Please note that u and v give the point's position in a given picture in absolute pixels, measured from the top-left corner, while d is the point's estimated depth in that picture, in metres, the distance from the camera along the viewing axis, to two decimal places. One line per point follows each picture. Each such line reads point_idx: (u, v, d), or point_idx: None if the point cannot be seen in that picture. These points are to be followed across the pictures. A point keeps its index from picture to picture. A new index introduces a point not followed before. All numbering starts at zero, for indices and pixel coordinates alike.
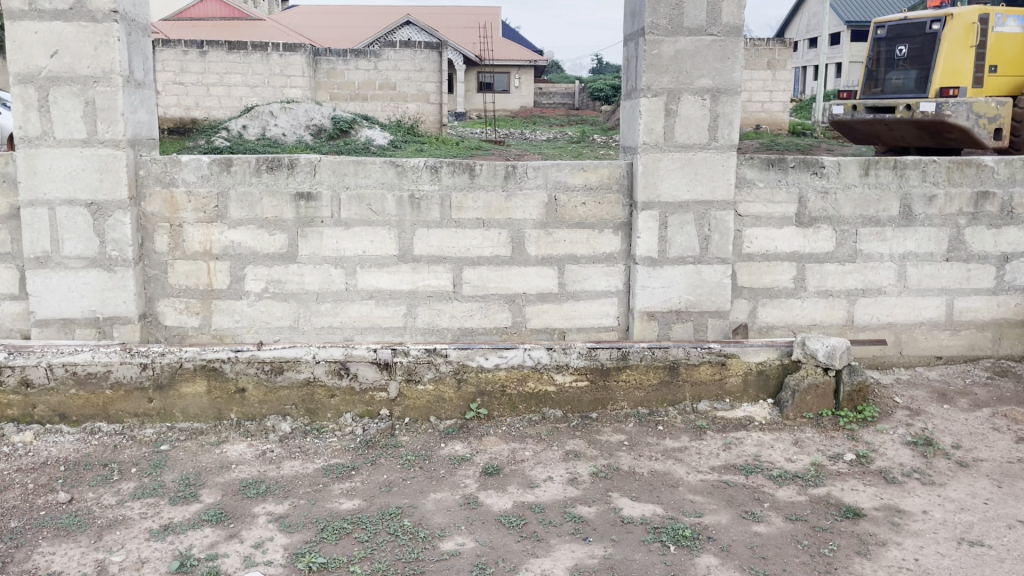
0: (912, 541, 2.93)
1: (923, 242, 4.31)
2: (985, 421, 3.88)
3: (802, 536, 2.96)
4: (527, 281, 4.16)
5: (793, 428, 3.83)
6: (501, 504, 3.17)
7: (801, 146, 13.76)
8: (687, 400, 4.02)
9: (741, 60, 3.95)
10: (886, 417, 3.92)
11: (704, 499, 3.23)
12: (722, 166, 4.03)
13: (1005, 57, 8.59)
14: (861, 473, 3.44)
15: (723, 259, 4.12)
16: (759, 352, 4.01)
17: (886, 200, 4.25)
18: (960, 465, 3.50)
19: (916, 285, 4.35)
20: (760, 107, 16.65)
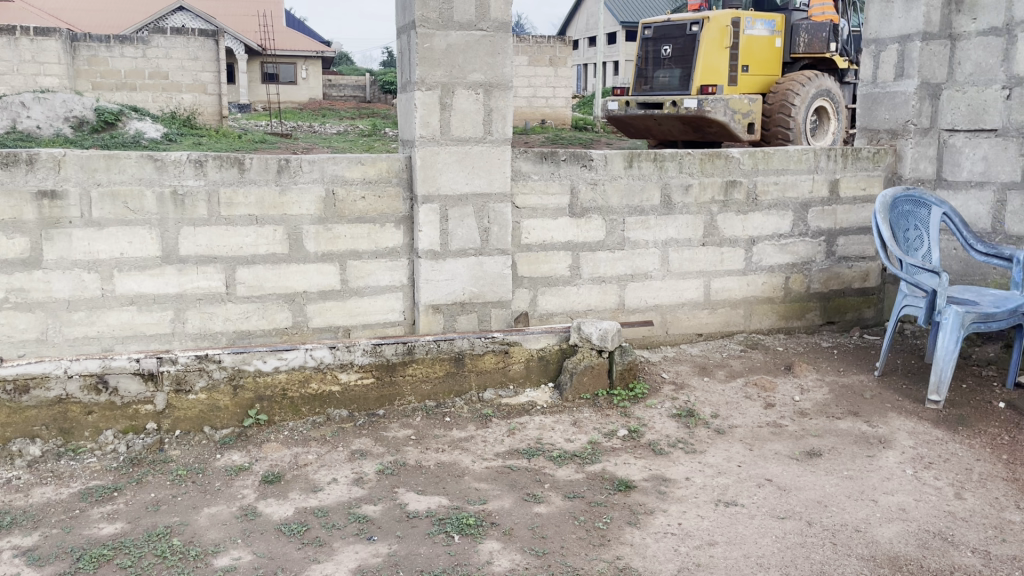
0: (677, 507, 3.16)
1: (682, 229, 4.66)
2: (739, 390, 4.26)
3: (579, 512, 3.10)
4: (307, 278, 4.03)
5: (572, 410, 4.00)
6: (281, 511, 3.05)
7: (583, 140, 14.39)
8: (473, 390, 4.08)
9: (510, 55, 4.05)
10: (655, 393, 4.19)
11: (488, 486, 3.29)
12: (497, 159, 4.12)
13: (754, 58, 9.57)
14: (633, 447, 3.66)
15: (503, 250, 4.22)
16: (540, 339, 4.16)
17: (648, 190, 4.54)
18: (718, 433, 3.82)
19: (678, 268, 4.69)
20: (545, 102, 17.24)
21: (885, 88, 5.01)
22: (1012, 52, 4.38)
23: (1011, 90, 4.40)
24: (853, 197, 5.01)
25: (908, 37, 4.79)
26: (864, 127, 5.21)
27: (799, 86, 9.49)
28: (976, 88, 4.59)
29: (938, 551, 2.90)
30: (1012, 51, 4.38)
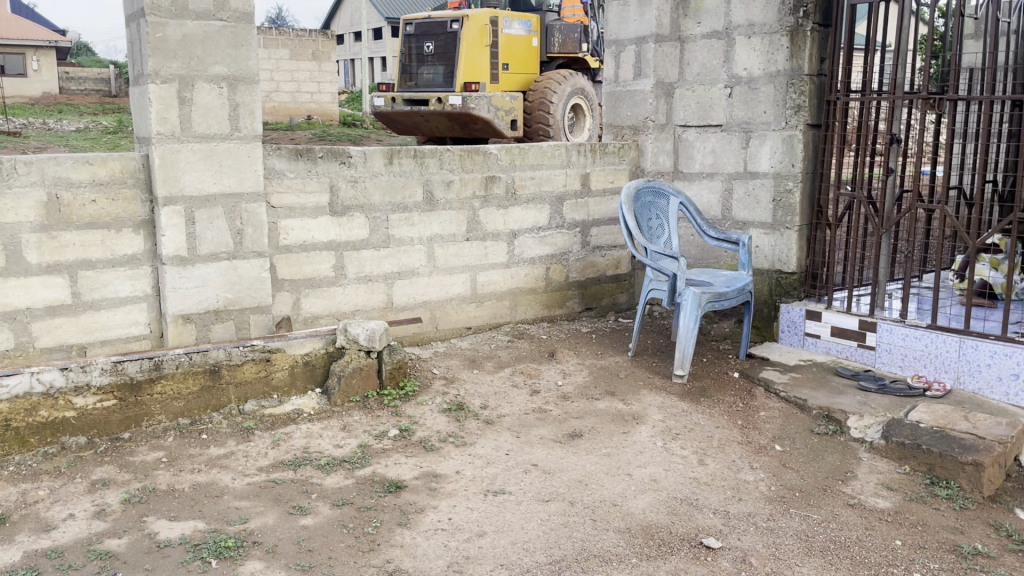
0: (446, 502, 3.18)
1: (446, 224, 4.69)
2: (507, 379, 4.37)
3: (348, 519, 3.02)
4: (30, 293, 3.59)
5: (341, 414, 3.88)
6: (4, 559, 2.69)
7: (351, 137, 14.13)
8: (233, 403, 3.85)
9: (254, 48, 3.85)
10: (425, 389, 4.18)
11: (250, 503, 3.11)
12: (247, 157, 3.91)
13: (512, 56, 9.91)
14: (403, 446, 3.62)
15: (259, 252, 4.01)
16: (304, 343, 4.02)
17: (410, 186, 4.52)
18: (487, 423, 3.88)
19: (443, 264, 4.72)
20: (309, 97, 16.74)
21: (625, 87, 5.31)
22: (732, 54, 4.77)
23: (732, 89, 4.80)
24: (602, 189, 5.31)
25: (644, 39, 5.14)
26: (610, 123, 5.48)
27: (556, 83, 10.00)
28: (702, 87, 4.95)
29: (685, 516, 3.14)
30: (731, 53, 4.78)
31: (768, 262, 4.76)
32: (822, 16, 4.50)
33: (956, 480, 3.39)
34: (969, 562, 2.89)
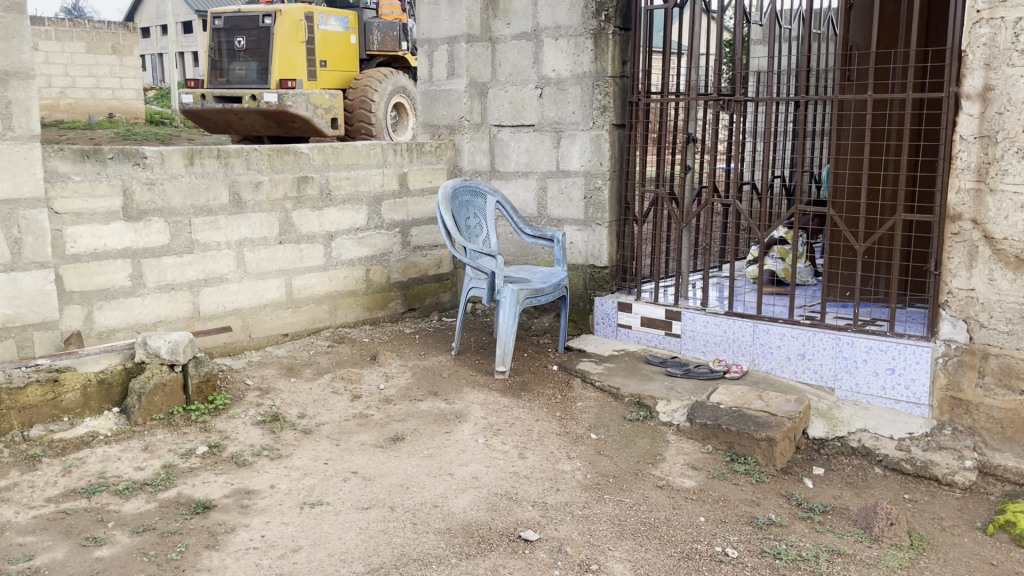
0: (259, 519, 3.04)
1: (255, 227, 4.50)
2: (326, 386, 4.24)
3: (149, 546, 2.82)
4: None
5: (143, 434, 3.62)
6: None
7: (158, 137, 13.26)
8: (15, 430, 3.49)
9: (28, 40, 3.52)
10: (238, 401, 3.98)
11: (36, 538, 2.84)
12: (24, 159, 3.57)
13: (330, 54, 9.70)
14: (213, 463, 3.43)
15: (42, 263, 3.67)
16: (98, 360, 3.74)
17: (214, 188, 4.30)
18: (304, 433, 3.76)
19: (254, 269, 4.52)
20: (110, 94, 15.58)
21: (440, 87, 5.32)
22: (540, 55, 4.88)
23: (542, 89, 4.91)
24: (421, 188, 5.30)
25: (456, 39, 5.17)
26: (426, 122, 5.47)
27: (376, 82, 9.92)
28: (514, 87, 5.03)
29: (504, 511, 3.18)
30: (540, 54, 4.88)
31: (582, 257, 4.92)
32: (622, 20, 4.69)
33: (753, 455, 3.64)
34: (765, 532, 3.11)
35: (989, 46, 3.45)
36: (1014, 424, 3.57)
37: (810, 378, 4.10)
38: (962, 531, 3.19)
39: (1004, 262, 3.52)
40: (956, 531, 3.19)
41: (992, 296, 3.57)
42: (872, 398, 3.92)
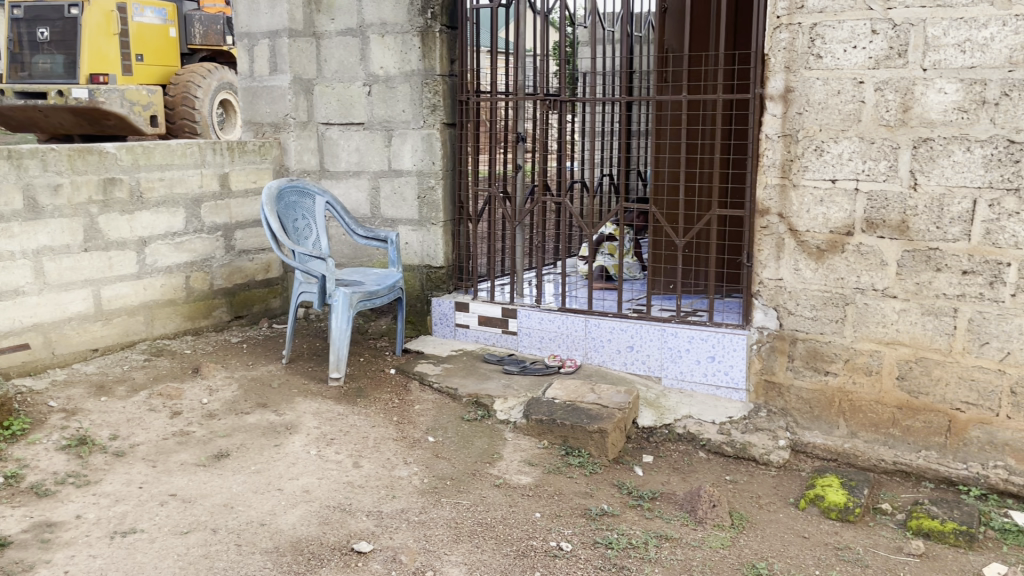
0: (62, 554, 2.77)
1: (56, 234, 4.12)
2: (142, 404, 3.95)
3: None
4: None
5: None
6: None
7: None
8: None
9: None
10: (39, 425, 3.63)
11: None
12: None
13: (146, 46, 9.10)
14: (8, 496, 3.10)
15: None
16: None
17: (5, 192, 3.91)
18: (116, 456, 3.47)
19: (56, 279, 4.14)
20: None
21: (262, 83, 5.08)
22: (367, 52, 4.76)
23: (370, 87, 4.79)
24: (244, 189, 5.05)
25: (277, 33, 4.95)
26: (249, 120, 5.21)
27: (201, 78, 9.45)
28: (341, 84, 4.88)
29: (336, 524, 3.07)
30: (366, 51, 4.77)
31: (417, 258, 4.85)
32: (448, 18, 4.67)
33: (586, 448, 3.70)
34: (597, 523, 3.17)
35: (788, 50, 3.68)
36: (821, 403, 3.84)
37: (639, 369, 4.23)
38: (777, 508, 3.38)
39: (807, 253, 3.77)
40: (772, 507, 3.38)
41: (798, 284, 3.81)
42: (695, 385, 4.11)
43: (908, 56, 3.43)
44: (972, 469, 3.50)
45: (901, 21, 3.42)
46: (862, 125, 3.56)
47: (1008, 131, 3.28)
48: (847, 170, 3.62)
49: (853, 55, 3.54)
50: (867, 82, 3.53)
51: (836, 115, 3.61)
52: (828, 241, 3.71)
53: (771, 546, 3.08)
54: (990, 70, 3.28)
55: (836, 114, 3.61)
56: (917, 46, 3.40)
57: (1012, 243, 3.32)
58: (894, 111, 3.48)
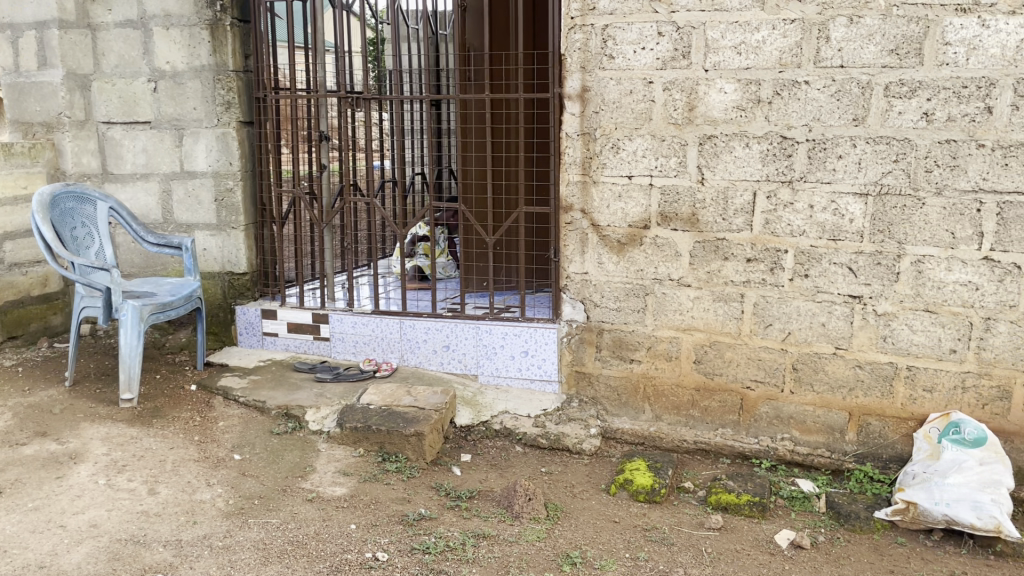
0: None
1: None
2: None
3: None
4: None
5: None
6: None
7: None
8: None
9: None
10: None
11: None
12: None
13: None
14: None
15: None
16: None
17: None
18: None
19: None
20: None
21: (30, 78, 4.60)
22: (151, 45, 4.43)
23: (156, 83, 4.46)
24: (12, 197, 4.55)
25: (44, 25, 4.49)
26: (15, 119, 4.68)
27: None
28: (123, 80, 4.51)
29: (129, 558, 2.82)
30: (150, 44, 4.43)
31: (218, 264, 4.56)
32: (240, 11, 4.42)
33: (403, 452, 3.63)
34: (414, 528, 3.11)
35: (582, 51, 3.78)
36: (627, 390, 4.00)
37: (455, 368, 4.19)
38: (590, 495, 3.47)
39: (609, 247, 3.90)
40: (585, 495, 3.47)
41: (602, 277, 3.94)
42: (511, 380, 4.13)
43: (692, 58, 3.62)
44: (762, 443, 3.76)
45: (684, 24, 3.60)
46: (653, 123, 3.73)
47: (781, 128, 3.54)
48: (641, 166, 3.78)
49: (643, 56, 3.69)
50: (656, 82, 3.69)
51: (629, 114, 3.76)
52: (628, 234, 3.86)
53: (585, 534, 3.15)
54: (763, 71, 3.53)
55: (629, 113, 3.76)
56: (699, 48, 3.60)
57: (788, 232, 3.60)
58: (682, 110, 3.67)
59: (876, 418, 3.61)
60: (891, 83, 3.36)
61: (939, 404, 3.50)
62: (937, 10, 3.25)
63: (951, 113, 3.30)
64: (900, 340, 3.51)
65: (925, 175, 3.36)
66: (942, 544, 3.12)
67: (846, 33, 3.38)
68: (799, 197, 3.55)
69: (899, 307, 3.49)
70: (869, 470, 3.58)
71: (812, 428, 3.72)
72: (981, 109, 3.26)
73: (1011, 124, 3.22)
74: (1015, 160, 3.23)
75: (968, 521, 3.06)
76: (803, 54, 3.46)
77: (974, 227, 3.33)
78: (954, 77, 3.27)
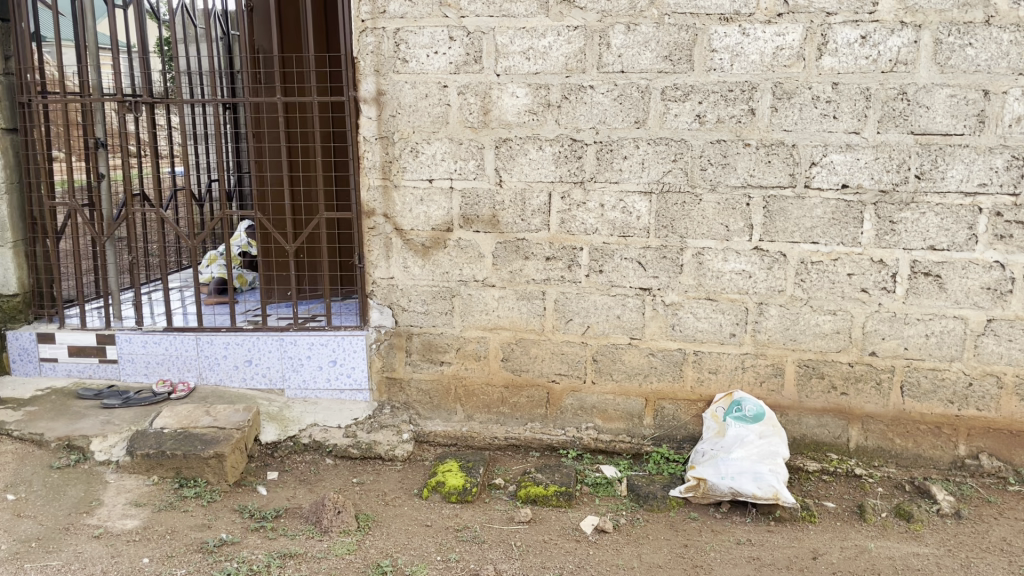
0: None
1: None
2: None
3: None
4: None
5: None
6: None
7: None
8: None
9: None
10: None
11: None
12: None
13: None
14: None
15: None
16: None
17: None
18: None
19: None
20: None
21: None
22: None
23: None
24: None
25: None
26: None
27: None
28: None
29: None
30: None
31: None
32: None
33: (202, 476, 3.45)
34: (215, 555, 2.96)
35: (375, 54, 3.75)
36: (438, 392, 4.01)
37: (260, 383, 4.03)
38: (402, 502, 3.45)
39: (413, 251, 3.90)
40: (397, 502, 3.45)
41: (407, 281, 3.93)
42: (319, 392, 4.02)
43: (483, 62, 3.68)
44: (568, 433, 3.91)
45: (473, 29, 3.66)
46: (449, 126, 3.76)
47: (570, 131, 3.68)
48: (440, 170, 3.80)
49: (436, 60, 3.71)
50: (450, 86, 3.72)
51: (426, 118, 3.77)
52: (431, 238, 3.87)
53: (395, 541, 3.13)
54: (551, 76, 3.65)
55: (426, 116, 3.77)
56: (490, 53, 3.67)
57: (582, 230, 3.75)
58: (477, 113, 3.73)
59: (670, 402, 3.84)
60: (667, 88, 3.57)
61: (724, 384, 3.77)
62: (703, 19, 3.49)
63: (720, 115, 3.55)
64: (686, 327, 3.75)
65: (701, 173, 3.61)
66: (730, 515, 3.37)
67: (624, 41, 3.57)
68: (590, 197, 3.71)
69: (684, 297, 3.72)
70: (665, 451, 3.81)
71: (613, 416, 3.90)
72: (745, 111, 3.53)
73: (772, 124, 3.52)
74: (776, 157, 3.53)
75: (750, 492, 3.30)
76: (587, 59, 3.61)
77: (744, 220, 3.61)
78: (721, 81, 3.53)
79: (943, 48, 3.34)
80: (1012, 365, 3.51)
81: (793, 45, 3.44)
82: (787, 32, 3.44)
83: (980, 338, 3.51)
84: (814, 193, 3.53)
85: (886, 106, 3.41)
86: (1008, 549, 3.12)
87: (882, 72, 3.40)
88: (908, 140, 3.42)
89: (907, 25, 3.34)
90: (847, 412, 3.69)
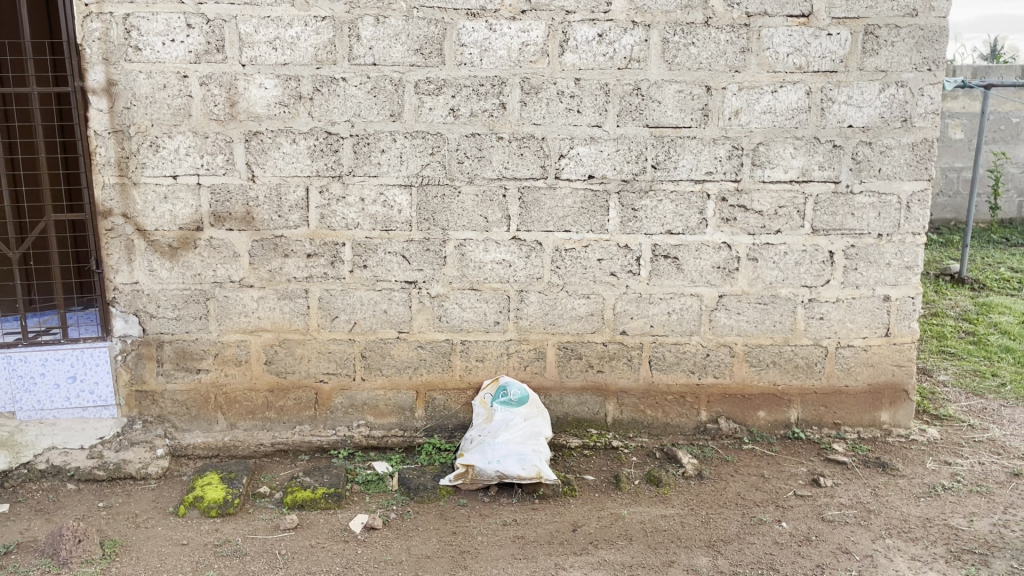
0: None
1: None
2: None
3: None
4: None
5: None
6: None
7: None
8: None
9: None
10: None
11: None
12: None
13: None
14: None
15: None
16: None
17: None
18: None
19: None
20: None
21: None
22: None
23: None
24: None
25: None
26: None
27: None
28: None
29: None
30: None
31: None
32: None
33: None
34: None
35: (103, 41, 3.45)
36: (197, 402, 3.79)
37: None
38: (155, 522, 3.24)
39: (160, 253, 3.65)
40: (150, 523, 3.22)
41: (155, 286, 3.67)
42: (57, 412, 3.65)
43: (226, 52, 3.50)
44: (339, 433, 3.84)
45: (213, 17, 3.47)
46: (192, 119, 3.54)
47: (324, 124, 3.59)
48: (186, 165, 3.58)
49: (173, 49, 3.48)
50: (191, 77, 3.51)
51: (165, 110, 3.53)
52: (178, 238, 3.64)
53: (146, 565, 2.92)
54: (301, 67, 3.54)
55: (165, 109, 3.53)
56: (233, 42, 3.49)
57: (343, 225, 3.68)
58: (222, 106, 3.54)
59: (439, 392, 3.88)
60: (420, 81, 3.58)
61: (491, 371, 3.87)
62: (450, 14, 3.54)
63: (473, 109, 3.62)
64: (452, 317, 3.80)
65: (458, 165, 3.66)
66: (497, 498, 3.47)
67: (374, 33, 3.53)
68: (349, 190, 3.65)
69: (449, 288, 3.77)
70: (437, 442, 3.85)
71: (385, 411, 3.87)
72: (496, 105, 3.62)
73: (522, 118, 3.64)
74: (528, 150, 3.66)
75: (515, 474, 3.41)
76: (337, 51, 3.54)
77: (501, 211, 3.71)
78: (471, 76, 3.59)
79: (669, 46, 3.60)
80: (742, 336, 3.88)
81: (536, 42, 3.58)
82: (530, 29, 3.56)
83: (714, 313, 3.85)
84: (564, 184, 3.69)
85: (624, 101, 3.64)
86: (741, 502, 3.46)
87: (618, 68, 3.62)
88: (643, 132, 3.67)
89: (637, 25, 3.58)
90: (603, 389, 3.92)
